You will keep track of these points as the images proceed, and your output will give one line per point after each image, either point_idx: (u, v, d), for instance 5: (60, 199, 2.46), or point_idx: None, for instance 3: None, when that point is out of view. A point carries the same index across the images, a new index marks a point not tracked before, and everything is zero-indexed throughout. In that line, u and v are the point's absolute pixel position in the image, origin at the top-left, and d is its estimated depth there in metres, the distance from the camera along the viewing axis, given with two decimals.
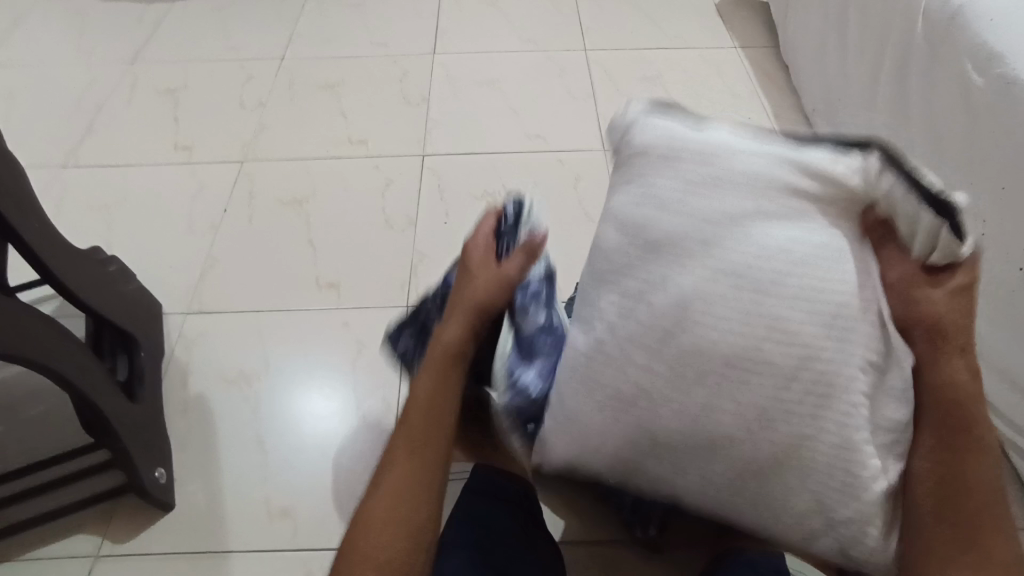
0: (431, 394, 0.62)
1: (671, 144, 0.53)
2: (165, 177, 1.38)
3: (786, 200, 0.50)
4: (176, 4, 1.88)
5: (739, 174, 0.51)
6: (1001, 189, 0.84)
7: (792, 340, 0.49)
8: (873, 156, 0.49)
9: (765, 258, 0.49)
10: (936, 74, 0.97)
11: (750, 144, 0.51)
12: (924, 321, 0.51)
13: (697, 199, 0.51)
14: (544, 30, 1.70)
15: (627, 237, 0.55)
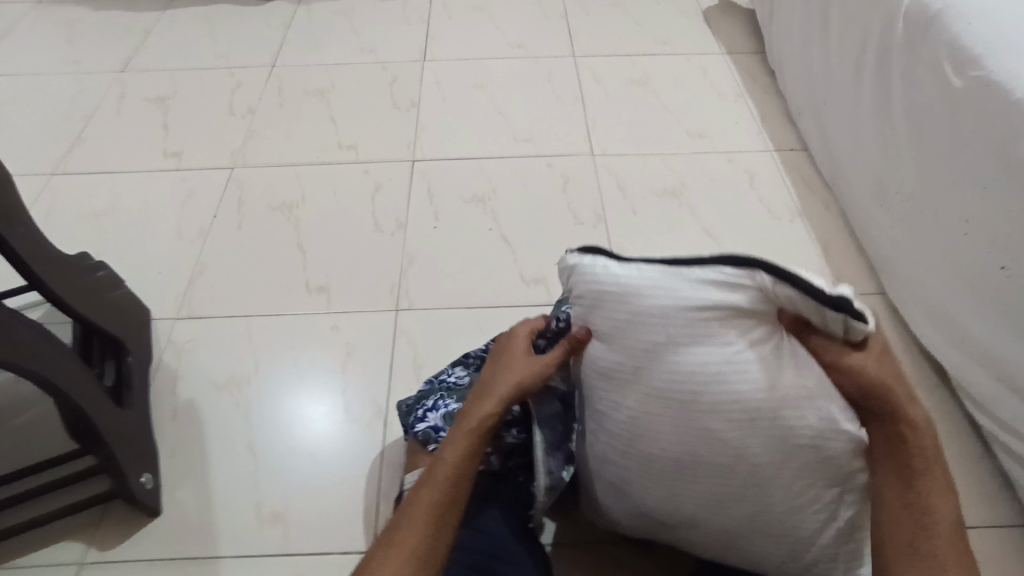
0: (461, 460, 0.62)
1: (601, 291, 0.65)
2: (155, 184, 1.38)
3: (694, 327, 0.60)
4: (166, 12, 1.88)
5: (657, 308, 0.61)
6: (982, 188, 0.86)
7: (727, 439, 0.61)
8: (756, 281, 0.57)
9: (696, 369, 0.60)
10: (915, 76, 0.99)
11: (660, 280, 0.61)
12: (857, 383, 0.59)
13: (632, 338, 0.63)
14: (533, 35, 1.72)
15: (596, 361, 0.67)
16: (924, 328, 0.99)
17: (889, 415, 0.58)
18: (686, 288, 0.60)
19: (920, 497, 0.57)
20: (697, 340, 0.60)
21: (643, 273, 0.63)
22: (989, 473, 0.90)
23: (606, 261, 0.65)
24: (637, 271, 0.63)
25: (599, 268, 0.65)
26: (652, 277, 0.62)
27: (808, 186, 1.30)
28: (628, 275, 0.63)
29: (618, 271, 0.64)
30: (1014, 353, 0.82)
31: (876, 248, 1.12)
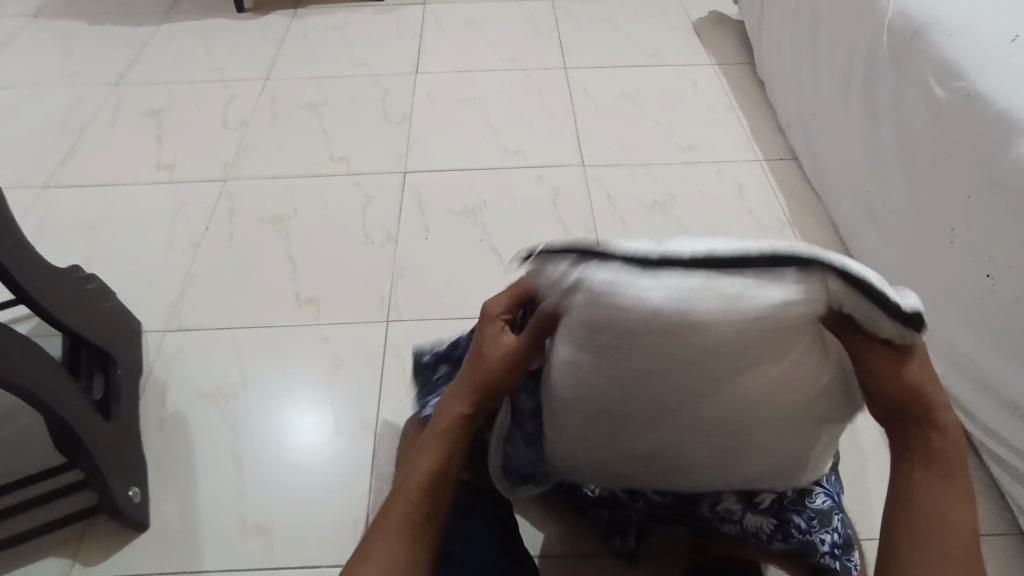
0: (435, 464, 0.57)
1: (621, 320, 0.40)
2: (147, 196, 1.39)
3: (746, 352, 0.42)
4: (161, 26, 1.89)
5: (710, 333, 0.40)
6: (967, 198, 0.86)
7: (752, 451, 0.51)
8: (820, 290, 0.39)
9: (740, 383, 0.45)
10: (901, 87, 1.00)
11: (713, 306, 0.39)
12: (900, 390, 0.46)
13: (653, 375, 0.44)
14: (525, 49, 1.73)
15: (598, 394, 0.48)
16: None
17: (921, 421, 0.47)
18: (744, 306, 0.39)
19: (943, 507, 0.46)
20: (756, 360, 0.43)
21: (680, 288, 0.38)
22: (978, 483, 0.90)
23: (610, 270, 0.39)
24: (669, 282, 0.38)
25: (607, 289, 0.40)
26: (700, 292, 0.38)
27: (797, 197, 1.30)
28: (662, 292, 0.39)
29: (645, 291, 0.39)
30: (1001, 363, 0.82)
31: (864, 258, 1.12)
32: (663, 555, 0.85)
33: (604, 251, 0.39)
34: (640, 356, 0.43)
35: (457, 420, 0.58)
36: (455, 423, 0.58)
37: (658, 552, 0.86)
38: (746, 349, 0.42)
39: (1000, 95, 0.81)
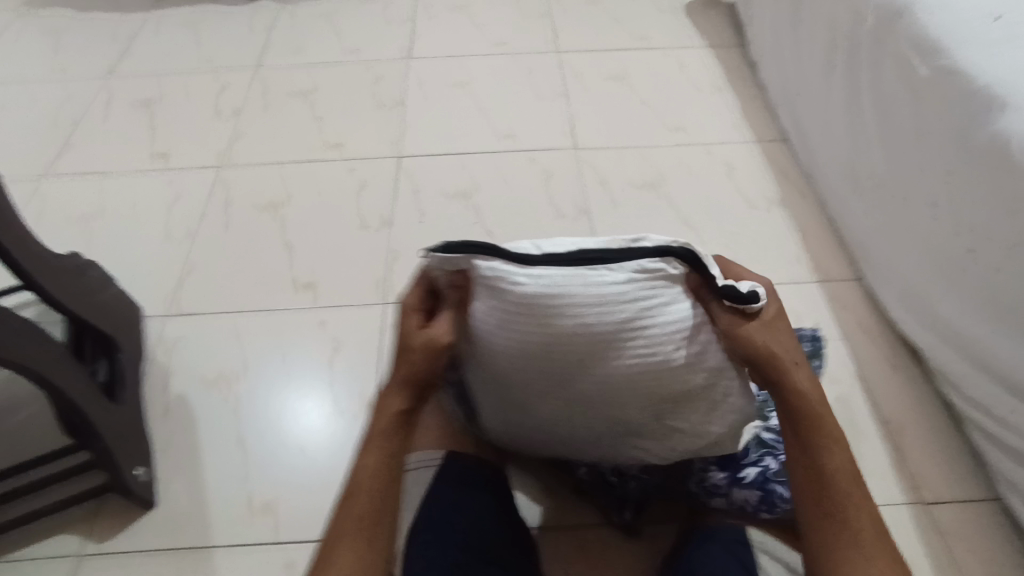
0: (383, 453, 0.57)
1: (533, 302, 0.57)
2: (143, 186, 1.40)
3: (626, 314, 0.57)
4: (150, 16, 1.89)
5: (581, 314, 0.57)
6: (947, 173, 0.88)
7: (649, 400, 0.63)
8: (670, 266, 0.58)
9: (608, 351, 0.59)
10: (883, 63, 1.01)
11: (587, 287, 0.56)
12: (754, 353, 0.58)
13: (563, 344, 0.59)
14: (515, 33, 1.74)
15: (517, 361, 0.61)
16: (897, 310, 1.02)
17: (777, 378, 0.58)
18: (598, 289, 0.56)
19: (817, 457, 0.56)
20: (615, 336, 0.58)
21: (557, 284, 0.56)
22: (962, 450, 0.93)
23: (512, 271, 0.57)
24: (551, 278, 0.56)
25: (506, 283, 0.57)
26: (575, 284, 0.56)
27: (786, 176, 1.32)
28: (545, 284, 0.56)
29: (531, 285, 0.56)
30: (981, 330, 0.84)
31: (851, 235, 1.14)
32: (659, 524, 0.88)
33: (503, 259, 0.57)
34: (530, 329, 0.58)
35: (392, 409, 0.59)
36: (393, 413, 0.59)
37: (654, 521, 0.88)
38: (610, 324, 0.58)
39: (976, 69, 0.83)
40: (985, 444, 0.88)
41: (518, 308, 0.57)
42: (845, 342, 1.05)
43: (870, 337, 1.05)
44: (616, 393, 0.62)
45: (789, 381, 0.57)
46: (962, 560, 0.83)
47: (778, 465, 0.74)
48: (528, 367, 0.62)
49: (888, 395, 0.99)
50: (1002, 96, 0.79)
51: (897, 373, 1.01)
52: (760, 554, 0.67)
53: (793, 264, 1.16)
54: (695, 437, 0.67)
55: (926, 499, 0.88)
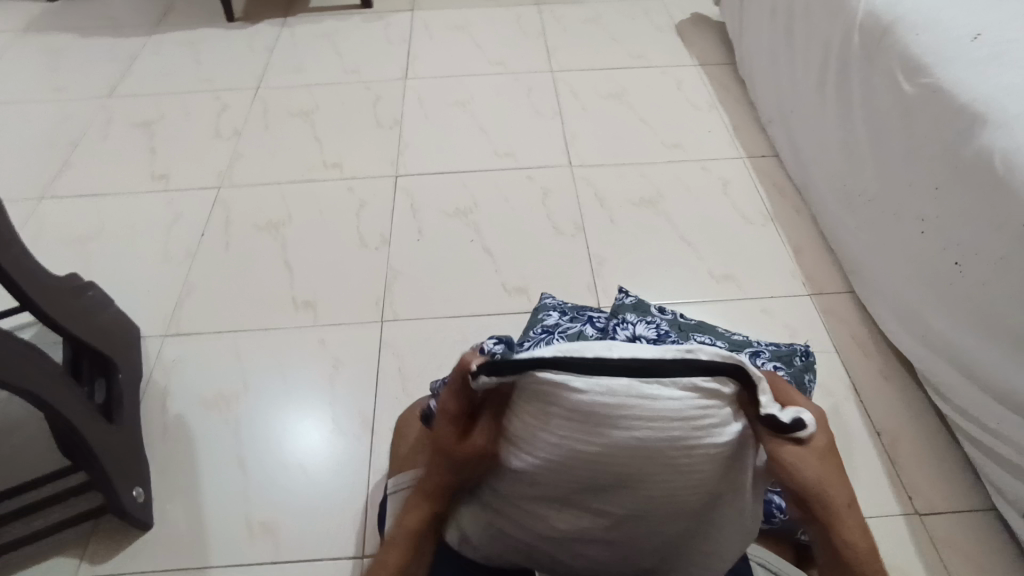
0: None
1: (565, 412, 0.42)
2: (144, 206, 1.41)
3: (677, 437, 0.42)
4: (151, 39, 1.92)
5: (630, 432, 0.42)
6: (935, 189, 0.90)
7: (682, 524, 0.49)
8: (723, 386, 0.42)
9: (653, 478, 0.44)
10: (872, 81, 1.03)
11: (635, 400, 0.41)
12: (802, 493, 0.43)
13: (590, 465, 0.44)
14: (512, 52, 1.76)
15: (529, 478, 0.46)
16: (889, 325, 1.03)
17: (824, 521, 0.43)
18: (656, 404, 0.41)
19: None
20: (664, 460, 0.43)
21: (608, 391, 0.41)
22: (956, 463, 0.93)
23: (555, 373, 0.42)
24: (599, 386, 0.41)
25: (554, 387, 0.42)
26: (624, 396, 0.41)
27: (779, 191, 1.34)
28: (592, 392, 0.41)
29: (582, 392, 0.41)
30: (971, 345, 0.86)
31: (844, 250, 1.15)
32: None
33: (547, 362, 0.42)
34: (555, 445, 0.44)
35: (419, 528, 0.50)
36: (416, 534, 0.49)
37: None
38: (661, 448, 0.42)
39: (963, 88, 0.84)
40: (976, 455, 0.89)
41: (547, 415, 0.43)
42: (838, 354, 1.06)
43: (864, 350, 1.07)
44: (639, 519, 0.47)
45: (836, 530, 0.43)
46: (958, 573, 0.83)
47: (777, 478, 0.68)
48: (544, 487, 0.47)
49: (881, 408, 0.99)
50: (988, 115, 0.80)
51: (890, 386, 1.02)
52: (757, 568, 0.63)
53: (786, 278, 1.18)
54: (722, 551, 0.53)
55: (921, 511, 0.89)
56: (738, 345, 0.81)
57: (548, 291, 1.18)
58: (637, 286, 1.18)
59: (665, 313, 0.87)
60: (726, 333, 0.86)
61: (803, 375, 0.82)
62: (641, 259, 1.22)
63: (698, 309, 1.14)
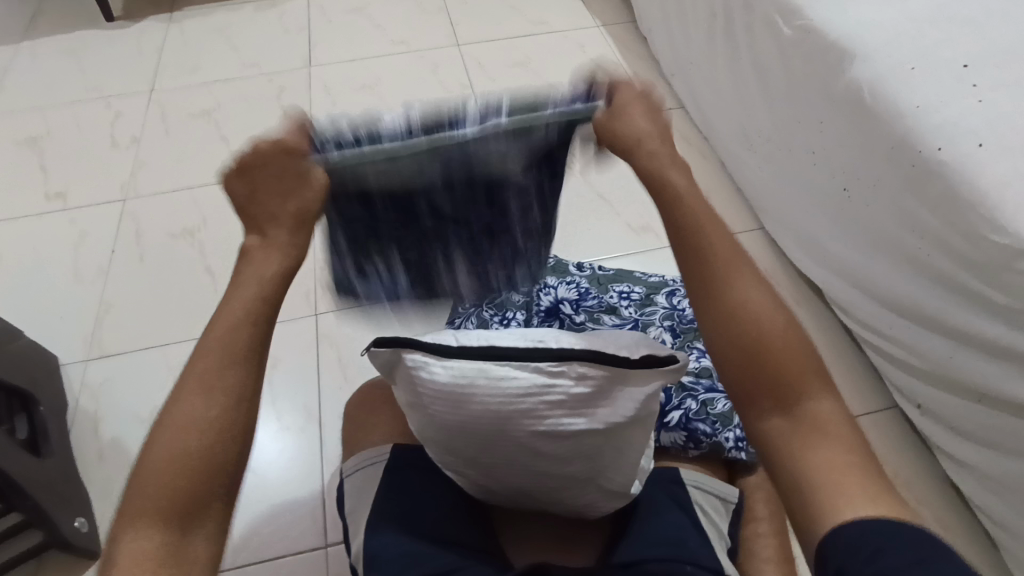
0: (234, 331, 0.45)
1: (447, 396, 0.51)
2: (41, 228, 1.33)
3: (534, 394, 0.49)
4: (21, 49, 1.77)
5: (474, 396, 0.50)
6: (819, 123, 0.96)
7: (585, 482, 0.58)
8: (574, 368, 0.48)
9: (519, 442, 0.52)
10: (755, 25, 1.08)
11: (488, 379, 0.49)
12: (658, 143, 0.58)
13: (482, 430, 0.52)
14: (413, 29, 1.74)
15: (446, 451, 0.58)
16: (796, 254, 1.11)
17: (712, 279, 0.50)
18: (502, 384, 0.49)
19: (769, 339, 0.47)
20: (530, 420, 0.50)
21: (463, 375, 0.50)
22: (865, 371, 1.02)
23: (424, 358, 0.51)
24: (458, 368, 0.50)
25: (420, 372, 0.51)
26: (477, 371, 0.49)
27: (687, 139, 1.39)
28: (453, 376, 0.50)
29: (442, 374, 0.50)
30: (867, 263, 0.93)
31: (749, 190, 1.22)
32: None
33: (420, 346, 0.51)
34: (439, 420, 0.53)
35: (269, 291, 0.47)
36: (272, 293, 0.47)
37: None
38: (508, 409, 0.50)
39: (831, 26, 0.90)
40: (879, 361, 0.97)
41: (434, 397, 0.51)
42: None
43: (776, 280, 1.14)
44: (534, 477, 0.57)
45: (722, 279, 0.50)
46: None
47: (698, 406, 0.78)
48: (461, 456, 0.57)
49: None
50: (852, 48, 0.86)
51: (804, 310, 1.10)
52: (692, 489, 0.68)
53: None
54: (618, 499, 0.63)
55: None
56: (654, 288, 0.89)
57: None
58: (565, 247, 1.22)
59: (582, 270, 0.94)
60: (644, 277, 0.94)
61: None
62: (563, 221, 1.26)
63: (623, 261, 1.19)
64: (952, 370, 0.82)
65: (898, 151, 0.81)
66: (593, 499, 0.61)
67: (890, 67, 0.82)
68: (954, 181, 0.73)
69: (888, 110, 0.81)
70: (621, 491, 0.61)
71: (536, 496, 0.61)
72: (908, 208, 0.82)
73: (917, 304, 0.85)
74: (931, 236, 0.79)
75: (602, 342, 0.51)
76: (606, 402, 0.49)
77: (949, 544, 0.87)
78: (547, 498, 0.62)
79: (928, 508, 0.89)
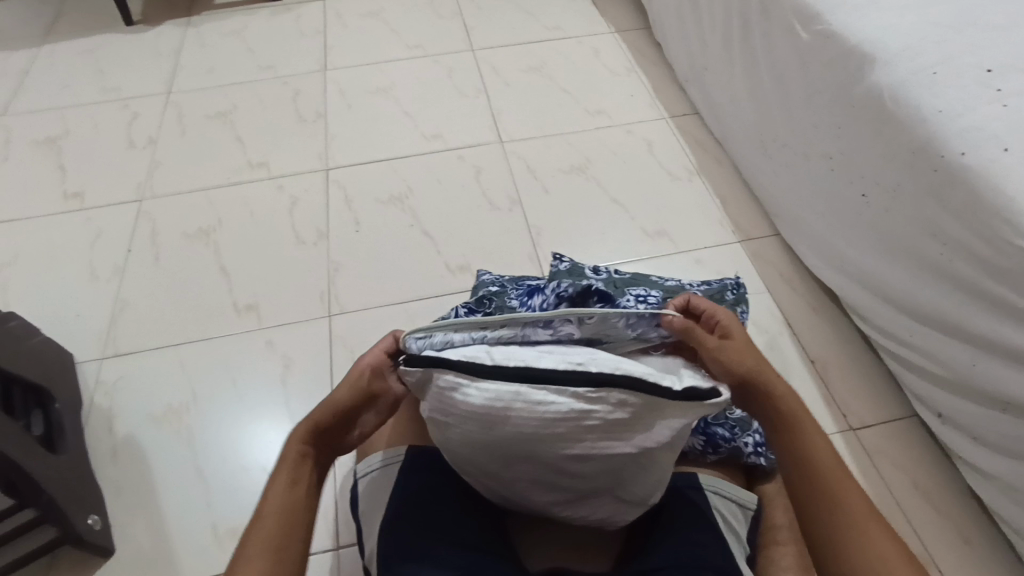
0: (289, 495, 0.56)
1: (481, 416, 0.50)
2: (58, 228, 1.34)
3: (572, 419, 0.48)
4: (41, 51, 1.79)
5: (508, 419, 0.49)
6: (837, 128, 0.96)
7: (609, 494, 0.58)
8: (614, 396, 0.47)
9: (548, 460, 0.52)
10: (772, 32, 1.08)
11: (526, 403, 0.48)
12: None
13: (512, 447, 0.52)
14: (428, 34, 1.75)
15: (470, 465, 0.58)
16: (812, 261, 1.10)
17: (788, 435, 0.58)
18: (540, 408, 0.48)
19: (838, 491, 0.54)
20: (566, 442, 0.50)
21: (498, 398, 0.49)
22: (882, 379, 1.01)
23: (457, 378, 0.50)
24: (494, 391, 0.49)
25: (455, 392, 0.50)
26: (514, 395, 0.48)
27: (701, 145, 1.39)
28: (487, 398, 0.49)
29: (478, 397, 0.49)
30: (886, 270, 0.92)
31: (765, 196, 1.22)
32: None
33: (452, 365, 0.50)
34: (468, 438, 0.53)
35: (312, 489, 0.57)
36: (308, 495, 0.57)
37: None
38: (541, 433, 0.49)
39: (851, 32, 0.90)
40: (897, 368, 0.97)
41: (467, 416, 0.51)
42: (769, 293, 1.13)
43: (792, 287, 1.13)
44: (561, 492, 0.57)
45: (791, 428, 0.58)
46: (890, 476, 0.92)
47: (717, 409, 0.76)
48: (487, 471, 0.57)
49: (814, 337, 1.07)
50: (873, 53, 0.86)
51: (820, 317, 1.09)
52: (712, 495, 0.67)
53: (716, 228, 1.24)
54: (637, 508, 0.62)
55: (854, 427, 0.96)
56: (670, 292, 0.87)
57: (487, 268, 1.20)
58: (580, 252, 1.21)
59: (599, 273, 0.91)
60: (660, 281, 0.92)
61: (735, 307, 0.90)
62: (575, 225, 1.26)
63: (637, 266, 1.19)
64: (974, 377, 0.81)
65: (919, 156, 0.80)
66: (614, 510, 0.61)
67: (913, 71, 0.81)
68: (977, 187, 0.73)
69: (909, 115, 0.81)
70: (639, 501, 0.60)
71: (555, 509, 0.62)
72: (929, 214, 0.81)
73: (939, 311, 0.84)
74: (953, 242, 0.78)
75: (640, 368, 0.49)
76: (641, 426, 0.49)
77: (971, 555, 0.86)
78: (570, 511, 0.62)
79: (948, 519, 0.88)
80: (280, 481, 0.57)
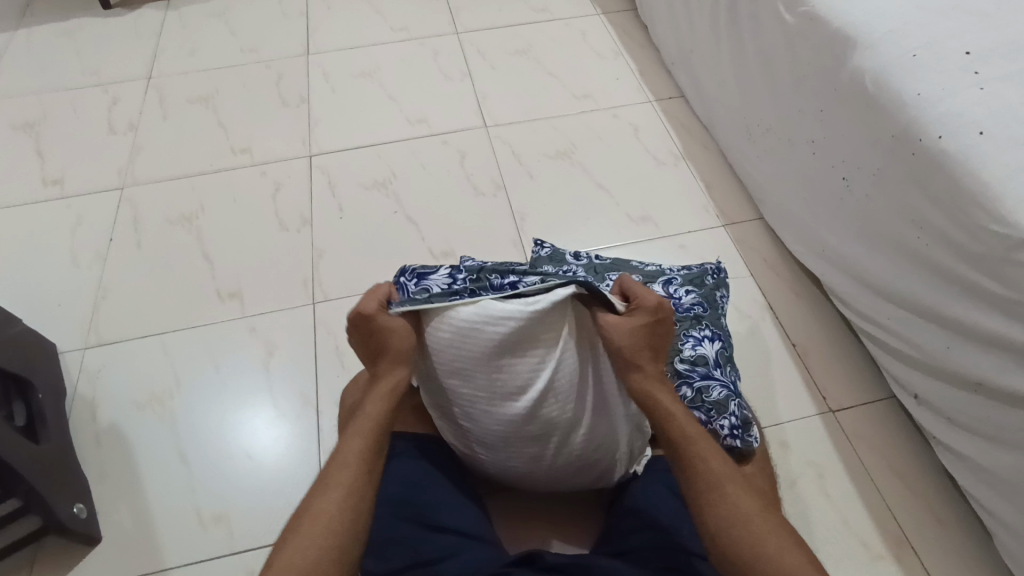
0: (370, 437, 0.59)
1: (453, 330, 0.60)
2: (38, 214, 1.32)
3: (524, 319, 0.58)
4: (19, 32, 1.75)
5: (468, 327, 0.60)
6: (820, 110, 0.96)
7: (575, 427, 0.63)
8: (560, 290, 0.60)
9: (509, 374, 0.60)
10: (759, 14, 1.07)
11: (486, 309, 0.59)
12: None
13: (479, 361, 0.60)
14: (413, 16, 1.72)
15: (446, 401, 0.65)
16: (795, 245, 1.11)
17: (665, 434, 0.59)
18: (495, 312, 0.59)
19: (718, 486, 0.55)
20: (518, 344, 0.59)
21: (467, 309, 0.60)
22: (862, 364, 1.02)
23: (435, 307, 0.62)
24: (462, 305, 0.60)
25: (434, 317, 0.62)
26: (476, 305, 0.60)
27: (687, 130, 1.39)
28: (459, 313, 0.60)
29: (451, 314, 0.60)
30: (865, 254, 0.93)
31: (749, 181, 1.21)
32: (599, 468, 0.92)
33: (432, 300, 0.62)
34: (434, 360, 0.63)
35: (360, 472, 0.57)
36: (371, 449, 0.58)
37: None
38: (494, 339, 0.59)
39: (837, 15, 0.89)
40: (876, 352, 0.97)
41: (442, 334, 0.61)
42: (753, 278, 1.13)
43: (775, 272, 1.14)
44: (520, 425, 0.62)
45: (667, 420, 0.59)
46: (866, 458, 0.93)
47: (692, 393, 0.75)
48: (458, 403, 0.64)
49: (796, 321, 1.07)
50: (859, 37, 0.86)
51: (802, 301, 1.10)
52: None
53: (701, 213, 1.24)
54: (608, 458, 0.66)
55: (833, 409, 0.98)
56: (650, 278, 0.88)
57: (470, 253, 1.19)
58: (563, 237, 1.21)
59: (579, 259, 0.92)
60: (640, 265, 0.92)
61: (716, 292, 0.90)
62: (561, 209, 1.25)
63: (622, 250, 1.19)
64: (947, 361, 0.82)
65: (900, 140, 0.80)
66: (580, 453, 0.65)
67: (896, 55, 0.81)
68: (956, 172, 0.73)
69: (891, 99, 0.81)
70: (607, 444, 0.65)
71: (504, 461, 0.66)
72: (910, 200, 0.81)
73: (917, 295, 0.85)
74: (932, 227, 0.79)
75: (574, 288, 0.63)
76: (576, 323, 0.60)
77: (942, 535, 0.87)
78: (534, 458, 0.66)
79: (922, 500, 0.90)
80: (364, 422, 0.60)
